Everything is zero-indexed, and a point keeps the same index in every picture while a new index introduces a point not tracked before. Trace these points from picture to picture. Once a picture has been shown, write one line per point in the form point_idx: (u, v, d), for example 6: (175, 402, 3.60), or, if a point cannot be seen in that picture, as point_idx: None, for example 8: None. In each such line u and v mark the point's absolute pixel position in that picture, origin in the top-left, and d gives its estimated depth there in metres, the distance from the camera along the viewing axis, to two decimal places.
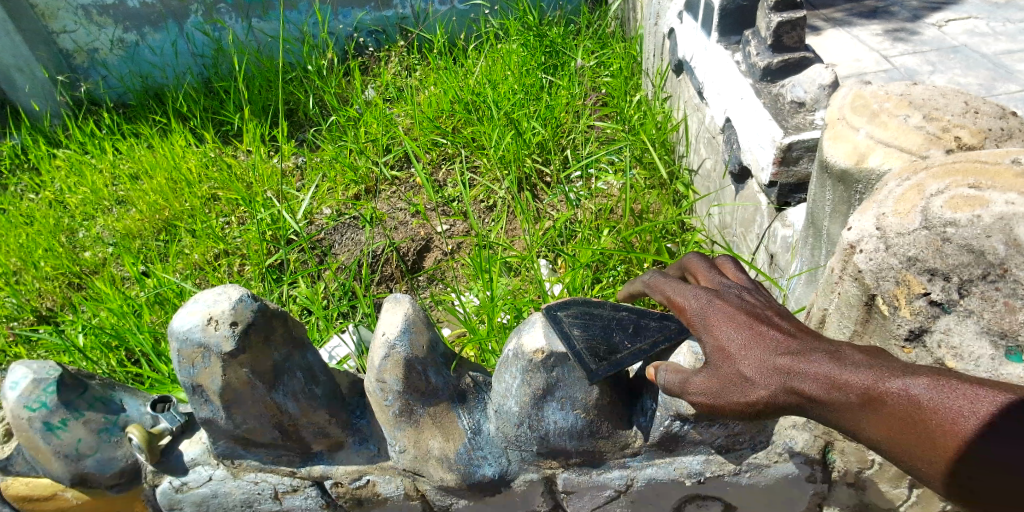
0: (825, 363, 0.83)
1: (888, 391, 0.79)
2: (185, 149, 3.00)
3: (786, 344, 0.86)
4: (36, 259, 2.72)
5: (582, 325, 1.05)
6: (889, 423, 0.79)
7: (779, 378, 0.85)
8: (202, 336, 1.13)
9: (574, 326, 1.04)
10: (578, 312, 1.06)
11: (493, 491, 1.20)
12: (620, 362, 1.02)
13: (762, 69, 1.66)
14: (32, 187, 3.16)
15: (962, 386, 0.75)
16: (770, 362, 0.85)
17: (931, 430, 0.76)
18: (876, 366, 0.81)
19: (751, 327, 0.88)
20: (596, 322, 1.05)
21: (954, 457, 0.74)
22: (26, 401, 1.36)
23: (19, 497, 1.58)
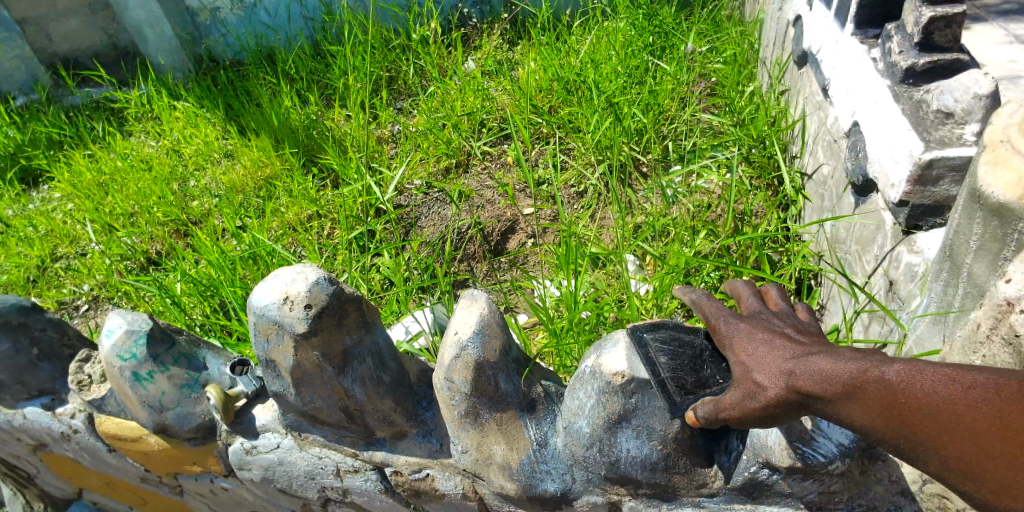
0: (820, 360, 0.80)
1: (871, 378, 0.74)
2: (290, 109, 3.04)
3: (794, 351, 0.84)
4: (150, 204, 2.86)
5: (670, 354, 0.98)
6: (874, 411, 0.74)
7: (783, 380, 0.82)
8: (277, 314, 1.12)
9: (660, 352, 0.98)
10: (666, 338, 1.00)
11: (554, 507, 1.13)
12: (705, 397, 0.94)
13: (904, 69, 1.44)
14: (154, 136, 3.33)
15: (937, 365, 0.71)
16: (777, 366, 0.83)
17: (912, 412, 0.70)
18: (864, 356, 0.77)
19: (767, 338, 0.88)
20: (685, 352, 0.98)
21: (940, 436, 0.68)
22: (119, 351, 1.42)
23: (110, 435, 1.67)
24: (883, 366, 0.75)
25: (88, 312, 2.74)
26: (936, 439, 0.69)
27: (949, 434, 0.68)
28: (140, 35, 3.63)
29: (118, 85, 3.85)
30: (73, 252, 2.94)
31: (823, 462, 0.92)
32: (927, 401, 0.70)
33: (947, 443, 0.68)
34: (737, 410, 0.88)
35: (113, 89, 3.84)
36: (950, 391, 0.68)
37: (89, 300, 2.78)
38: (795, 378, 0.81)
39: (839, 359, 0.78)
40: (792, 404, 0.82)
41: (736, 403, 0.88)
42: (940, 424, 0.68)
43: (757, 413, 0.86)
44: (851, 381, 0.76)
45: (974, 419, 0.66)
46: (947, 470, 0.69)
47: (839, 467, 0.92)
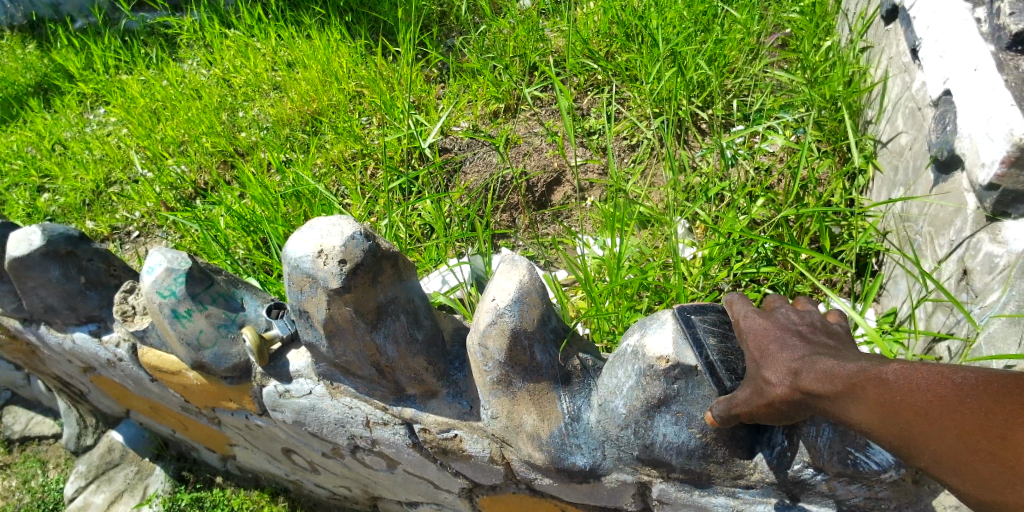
0: (827, 363, 0.82)
1: (868, 377, 0.77)
2: (339, 43, 2.95)
3: (802, 350, 0.85)
4: (199, 133, 2.86)
5: (718, 337, 0.95)
6: (875, 410, 0.76)
7: (788, 379, 0.83)
8: (311, 267, 1.09)
9: (714, 333, 0.95)
10: (712, 319, 0.98)
11: (581, 479, 1.10)
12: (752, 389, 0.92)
13: (1012, 34, 1.30)
14: (206, 64, 3.29)
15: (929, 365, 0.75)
16: (785, 365, 0.84)
17: (908, 409, 0.74)
18: (866, 359, 0.80)
19: (780, 335, 0.88)
20: (732, 339, 0.96)
21: (932, 433, 0.72)
22: (159, 287, 1.42)
23: (152, 365, 1.72)
24: (883, 369, 0.78)
25: (138, 238, 2.79)
26: (930, 433, 0.72)
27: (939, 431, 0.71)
28: None
29: (172, 9, 3.80)
30: (125, 178, 2.96)
31: (874, 471, 0.85)
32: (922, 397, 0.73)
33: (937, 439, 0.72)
34: (747, 406, 0.87)
35: (166, 13, 3.79)
36: (942, 389, 0.72)
37: (140, 227, 2.82)
38: (801, 377, 0.81)
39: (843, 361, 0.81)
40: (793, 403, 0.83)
41: (746, 399, 0.86)
42: (930, 420, 0.72)
43: (765, 409, 0.86)
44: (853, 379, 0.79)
45: (963, 412, 0.70)
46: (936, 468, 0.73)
47: (892, 477, 0.85)
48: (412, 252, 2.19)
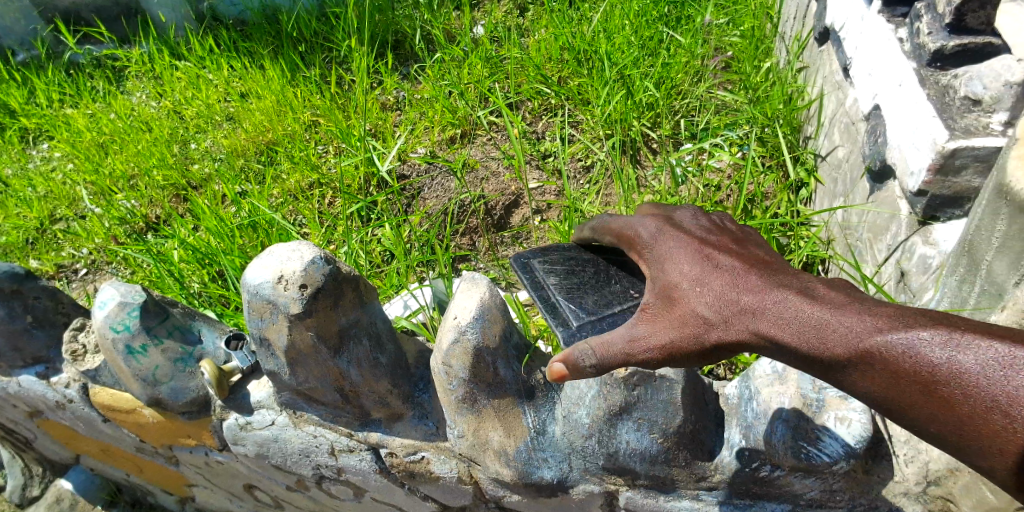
0: (779, 299, 0.80)
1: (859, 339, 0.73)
2: (293, 73, 2.95)
3: (744, 282, 0.83)
4: (150, 167, 2.81)
5: (559, 275, 1.18)
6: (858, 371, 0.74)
7: (738, 319, 0.81)
8: (271, 294, 1.09)
9: (562, 282, 1.16)
10: (557, 266, 1.20)
11: (549, 494, 1.11)
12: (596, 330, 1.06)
13: (932, 52, 1.39)
14: (155, 97, 3.24)
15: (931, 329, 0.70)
16: (723, 298, 0.82)
17: (901, 377, 0.71)
18: (848, 309, 0.76)
19: (710, 260, 0.86)
20: (573, 273, 1.18)
21: (925, 405, 0.70)
22: (112, 322, 1.39)
23: (104, 405, 1.66)
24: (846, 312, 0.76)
25: (86, 275, 2.71)
26: (925, 404, 0.70)
27: (933, 403, 0.70)
28: None
29: (119, 42, 3.73)
30: (72, 214, 2.88)
31: (826, 463, 0.89)
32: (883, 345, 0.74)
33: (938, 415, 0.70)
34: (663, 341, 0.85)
35: (113, 46, 3.73)
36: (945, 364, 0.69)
37: (88, 264, 2.73)
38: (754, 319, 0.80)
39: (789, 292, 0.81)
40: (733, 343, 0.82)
41: (665, 336, 0.85)
42: (924, 393, 0.70)
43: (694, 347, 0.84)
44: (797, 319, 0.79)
45: (967, 393, 0.67)
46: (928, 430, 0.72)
47: (843, 468, 0.89)
48: (372, 278, 2.19)
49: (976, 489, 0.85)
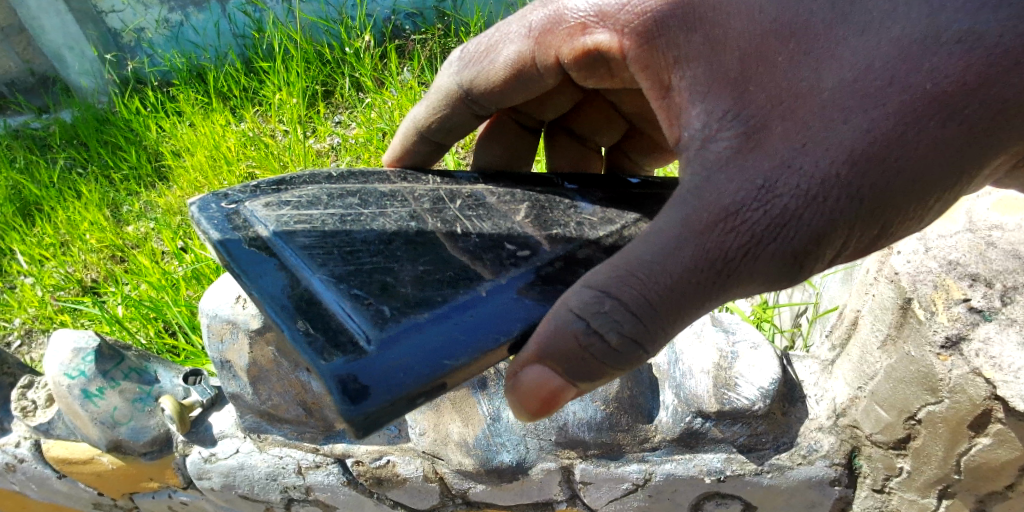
0: (858, 153, 0.69)
1: (926, 134, 0.68)
2: (225, 128, 2.53)
3: (800, 158, 0.70)
4: (81, 230, 2.42)
5: (306, 226, 0.84)
6: (943, 145, 0.69)
7: (836, 193, 0.69)
8: (230, 313, 1.20)
9: (302, 236, 0.82)
10: (300, 218, 0.86)
11: (510, 478, 1.18)
12: (393, 332, 0.71)
13: None
14: (80, 163, 2.78)
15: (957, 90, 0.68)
16: (792, 177, 0.70)
17: (973, 133, 0.69)
18: (909, 128, 0.68)
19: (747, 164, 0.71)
20: (343, 223, 0.86)
21: (1000, 130, 0.70)
22: (65, 369, 1.30)
23: (59, 460, 1.51)
24: (911, 133, 0.68)
25: (20, 348, 2.27)
26: (990, 133, 0.70)
27: (997, 129, 0.70)
28: (57, 57, 3.03)
29: (38, 112, 3.16)
30: None
31: (746, 405, 1.05)
32: (1001, 132, 0.70)
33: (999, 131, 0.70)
34: (769, 242, 0.70)
35: (31, 117, 3.16)
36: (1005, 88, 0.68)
37: (22, 335, 2.31)
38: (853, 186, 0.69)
39: (902, 101, 0.69)
40: (869, 170, 0.69)
41: (763, 238, 0.70)
42: (990, 126, 0.69)
43: (803, 234, 0.70)
44: (937, 127, 0.69)
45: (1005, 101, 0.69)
46: (992, 153, 0.72)
47: (762, 408, 1.05)
48: None
49: (873, 412, 1.00)
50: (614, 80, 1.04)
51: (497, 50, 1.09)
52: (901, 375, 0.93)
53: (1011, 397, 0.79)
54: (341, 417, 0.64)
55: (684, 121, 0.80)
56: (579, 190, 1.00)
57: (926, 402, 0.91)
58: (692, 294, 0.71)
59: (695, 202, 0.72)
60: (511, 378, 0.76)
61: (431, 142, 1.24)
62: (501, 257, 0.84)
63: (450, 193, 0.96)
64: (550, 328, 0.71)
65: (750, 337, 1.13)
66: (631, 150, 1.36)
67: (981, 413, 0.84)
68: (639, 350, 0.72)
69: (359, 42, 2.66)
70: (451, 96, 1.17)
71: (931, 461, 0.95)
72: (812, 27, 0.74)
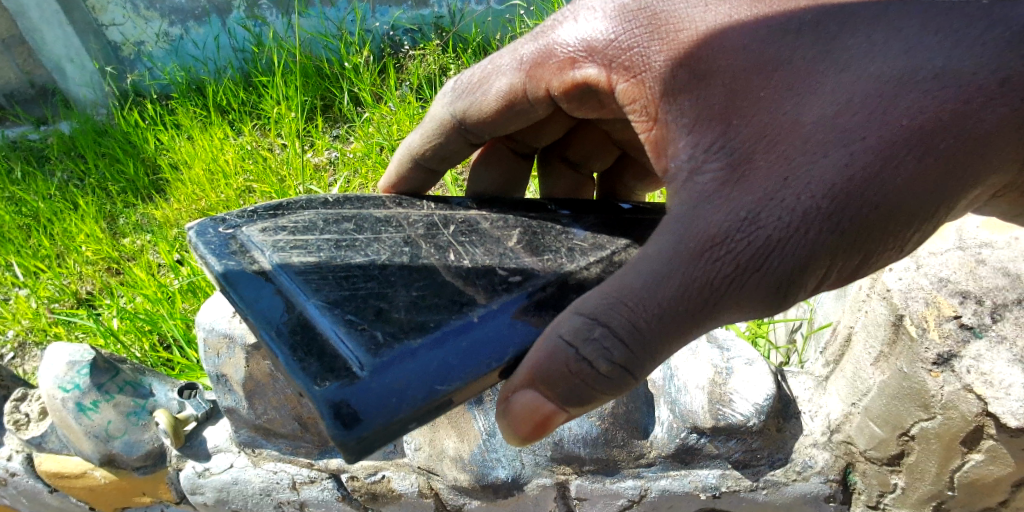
0: (841, 185, 0.70)
1: (907, 164, 0.70)
2: (223, 141, 2.54)
3: (784, 188, 0.71)
4: (77, 242, 2.42)
5: (302, 250, 0.85)
6: (924, 175, 0.70)
7: (819, 224, 0.70)
8: (226, 328, 1.19)
9: (297, 262, 0.82)
10: (296, 243, 0.87)
11: (506, 493, 1.18)
12: (386, 357, 0.72)
13: None
14: (77, 175, 2.78)
15: (934, 119, 0.70)
16: (777, 208, 0.71)
17: (952, 161, 0.71)
18: (889, 161, 0.70)
19: (734, 195, 0.72)
20: (337, 249, 0.87)
21: (978, 156, 0.71)
22: (60, 382, 1.29)
23: (51, 474, 1.50)
24: (892, 164, 0.70)
25: (14, 360, 2.26)
26: (969, 160, 0.71)
27: (976, 154, 0.71)
28: (58, 70, 3.04)
29: (36, 124, 3.17)
30: None
31: (741, 421, 1.05)
32: (976, 164, 0.72)
33: (977, 157, 0.71)
34: (755, 271, 0.71)
35: (29, 128, 3.17)
36: (979, 116, 0.70)
37: (15, 348, 2.30)
38: (835, 217, 0.70)
39: (880, 136, 0.70)
40: (850, 201, 0.70)
41: (748, 268, 0.71)
42: (967, 153, 0.71)
43: (787, 263, 0.71)
44: (917, 157, 0.70)
45: (982, 128, 0.70)
46: (972, 179, 0.73)
47: (757, 424, 1.05)
48: None
49: (867, 428, 1.00)
50: (604, 109, 1.04)
51: (489, 82, 1.09)
52: (894, 392, 0.94)
53: (1003, 413, 0.80)
54: (334, 441, 0.65)
55: (671, 152, 0.81)
56: (572, 216, 1.01)
57: (918, 418, 0.91)
58: (680, 322, 0.72)
59: (682, 232, 0.73)
60: (504, 401, 0.77)
61: (426, 168, 1.26)
62: (494, 284, 0.84)
63: (445, 219, 0.97)
64: (543, 352, 0.72)
65: (745, 353, 1.13)
66: (628, 176, 1.38)
67: (974, 429, 0.85)
68: (629, 375, 0.73)
69: (358, 58, 2.68)
70: (444, 126, 1.18)
71: (925, 477, 0.96)
72: (800, 56, 0.76)
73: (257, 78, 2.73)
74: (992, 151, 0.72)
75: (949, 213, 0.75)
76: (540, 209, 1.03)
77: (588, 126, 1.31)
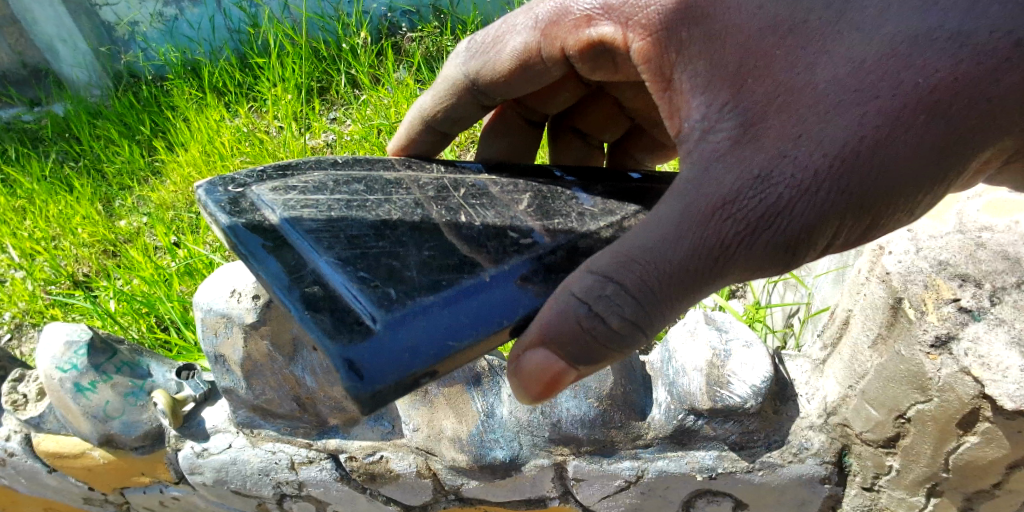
0: (854, 145, 0.70)
1: (920, 125, 0.69)
2: (219, 123, 2.52)
3: (796, 148, 0.71)
4: (73, 224, 2.41)
5: (313, 210, 0.83)
6: (936, 136, 0.70)
7: (831, 184, 0.70)
8: (225, 308, 1.18)
9: (309, 221, 0.81)
10: (306, 203, 0.85)
11: (504, 474, 1.19)
12: (400, 314, 0.72)
13: None
14: (72, 157, 2.76)
15: (949, 80, 0.69)
16: (789, 166, 0.71)
17: (965, 122, 0.71)
18: (903, 121, 0.69)
19: (747, 154, 0.72)
20: (347, 209, 0.85)
21: (992, 118, 0.71)
22: (58, 362, 1.29)
23: (49, 454, 1.50)
24: (904, 125, 0.69)
25: (11, 342, 2.26)
26: (982, 123, 0.71)
27: (989, 115, 0.71)
28: (50, 50, 3.02)
29: (30, 105, 3.14)
30: None
31: (738, 403, 1.06)
32: (983, 135, 0.72)
33: (991, 119, 0.71)
34: (766, 229, 0.72)
35: (23, 110, 3.14)
36: (999, 76, 0.69)
37: (12, 329, 2.29)
38: (847, 177, 0.70)
39: (893, 98, 0.69)
40: (861, 163, 0.70)
41: (760, 225, 0.72)
42: (980, 114, 0.71)
43: (799, 222, 0.71)
44: (929, 118, 0.70)
45: (999, 89, 0.70)
46: (984, 142, 0.72)
47: (754, 406, 1.06)
48: None
49: (863, 410, 1.01)
50: (616, 74, 1.04)
51: (504, 41, 1.09)
52: (890, 374, 0.94)
53: (1000, 396, 0.80)
54: (349, 395, 0.66)
55: (684, 114, 0.81)
56: (580, 183, 0.99)
57: (915, 401, 0.92)
58: (690, 281, 0.72)
59: (694, 191, 0.73)
60: (514, 361, 0.77)
61: (437, 131, 1.25)
62: (506, 246, 0.84)
63: (455, 182, 0.96)
64: (554, 312, 0.72)
65: (744, 335, 1.13)
66: (636, 150, 1.38)
67: (969, 411, 0.86)
68: (641, 333, 0.74)
69: (356, 39, 2.66)
70: (456, 87, 1.17)
71: (920, 460, 0.97)
72: (805, 28, 0.75)
73: (253, 59, 2.70)
74: (998, 124, 0.72)
75: (959, 177, 0.75)
76: (550, 173, 1.01)
77: (599, 95, 1.29)
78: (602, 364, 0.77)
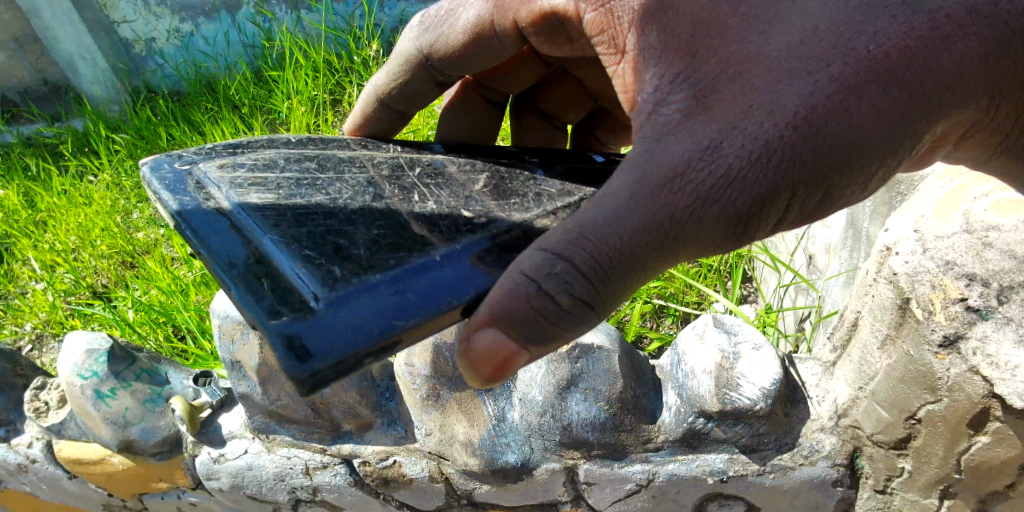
0: (804, 114, 0.71)
1: (869, 95, 0.72)
2: (234, 136, 2.55)
3: (746, 117, 0.73)
4: (93, 236, 2.45)
5: (258, 188, 0.86)
6: (884, 105, 0.72)
7: (780, 153, 0.72)
8: (242, 314, 1.22)
9: (256, 199, 0.84)
10: (253, 180, 0.88)
11: (515, 478, 1.20)
12: (343, 292, 0.72)
13: None
14: (92, 171, 2.81)
15: (899, 50, 0.72)
16: (739, 136, 0.72)
17: (915, 94, 0.73)
18: (851, 90, 0.72)
19: (698, 126, 0.74)
20: (295, 187, 0.88)
21: (940, 89, 0.74)
22: (79, 370, 1.32)
23: (70, 460, 1.53)
24: (852, 93, 0.72)
25: (32, 352, 2.30)
26: (931, 95, 0.74)
27: (937, 87, 0.74)
28: (70, 67, 3.04)
29: (50, 120, 3.19)
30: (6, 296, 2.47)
31: (748, 405, 1.06)
32: (933, 106, 0.74)
33: (940, 93, 0.74)
34: (716, 201, 0.72)
35: (44, 125, 3.19)
36: (943, 48, 0.73)
37: (33, 340, 2.34)
38: (796, 146, 0.71)
39: (844, 65, 0.72)
40: (812, 132, 0.71)
41: (710, 197, 0.72)
42: (929, 86, 0.73)
43: (749, 192, 0.72)
44: (879, 87, 0.72)
45: (942, 62, 0.73)
46: (935, 115, 0.75)
47: (764, 409, 1.06)
48: None
49: (874, 412, 1.01)
50: (574, 48, 1.07)
51: (456, 14, 1.11)
52: (901, 375, 0.94)
53: (1009, 395, 0.81)
54: (288, 375, 0.65)
55: (638, 86, 0.83)
56: (542, 163, 1.03)
57: (925, 401, 0.92)
58: (642, 254, 0.72)
59: (645, 164, 0.74)
60: (463, 343, 0.75)
61: (392, 109, 1.26)
62: (458, 225, 0.86)
63: (410, 162, 1.00)
64: (504, 290, 0.71)
65: (753, 338, 1.14)
66: (601, 132, 1.41)
67: (980, 411, 0.86)
68: (590, 311, 0.73)
69: (368, 51, 2.71)
70: (410, 62, 1.19)
71: (932, 461, 0.96)
72: (760, 5, 0.78)
73: (269, 72, 2.76)
74: (948, 92, 0.75)
75: (911, 151, 0.77)
76: (518, 157, 1.05)
77: (565, 75, 1.32)
78: (549, 348, 0.75)
